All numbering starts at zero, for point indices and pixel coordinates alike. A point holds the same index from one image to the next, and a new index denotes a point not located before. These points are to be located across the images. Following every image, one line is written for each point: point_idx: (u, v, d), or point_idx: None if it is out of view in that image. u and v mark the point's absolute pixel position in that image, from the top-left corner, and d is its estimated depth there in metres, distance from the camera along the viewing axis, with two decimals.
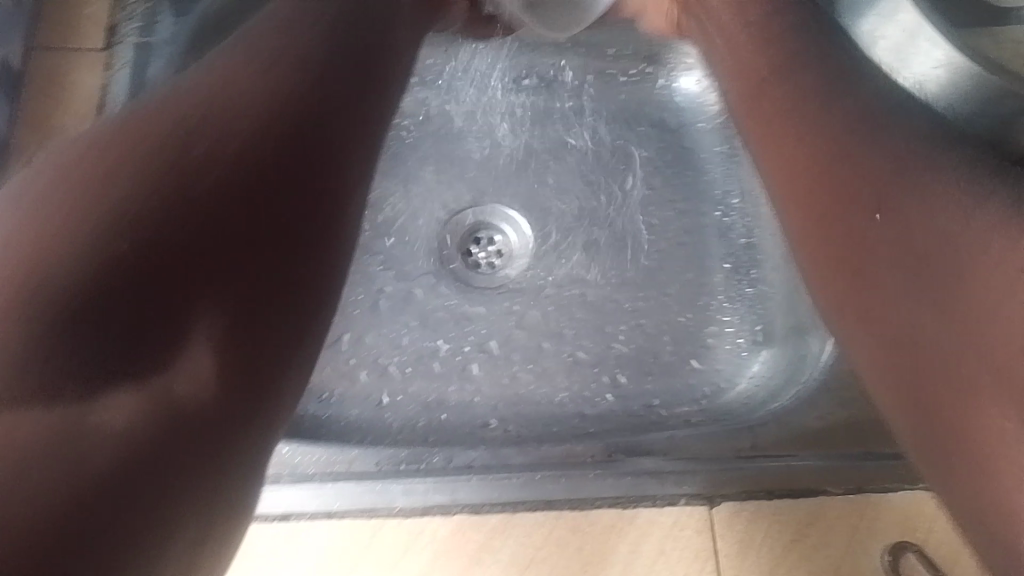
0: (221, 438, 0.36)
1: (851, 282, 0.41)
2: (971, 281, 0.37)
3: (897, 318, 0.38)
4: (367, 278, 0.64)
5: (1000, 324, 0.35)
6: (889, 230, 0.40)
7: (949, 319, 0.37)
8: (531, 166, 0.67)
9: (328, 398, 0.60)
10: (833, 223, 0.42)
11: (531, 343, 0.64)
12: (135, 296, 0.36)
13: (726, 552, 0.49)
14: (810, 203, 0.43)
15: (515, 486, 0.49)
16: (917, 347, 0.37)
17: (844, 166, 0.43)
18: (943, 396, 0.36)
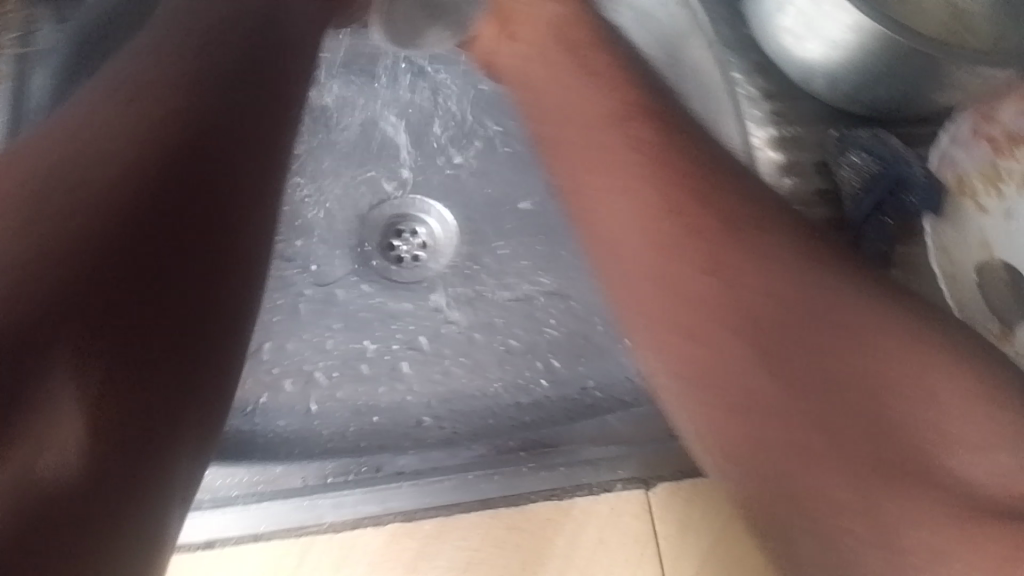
0: (107, 481, 0.37)
1: (682, 312, 0.43)
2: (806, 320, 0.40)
3: (721, 356, 0.41)
4: (284, 282, 0.62)
5: (835, 374, 0.39)
6: (722, 281, 0.42)
7: (787, 353, 0.40)
8: (446, 154, 0.66)
9: (253, 411, 0.58)
10: (666, 268, 0.44)
11: (461, 335, 0.62)
12: (50, 364, 0.37)
13: (666, 534, 0.52)
14: (648, 242, 0.45)
15: (448, 490, 0.51)
16: (729, 377, 0.40)
17: (679, 215, 0.44)
18: (766, 428, 0.39)
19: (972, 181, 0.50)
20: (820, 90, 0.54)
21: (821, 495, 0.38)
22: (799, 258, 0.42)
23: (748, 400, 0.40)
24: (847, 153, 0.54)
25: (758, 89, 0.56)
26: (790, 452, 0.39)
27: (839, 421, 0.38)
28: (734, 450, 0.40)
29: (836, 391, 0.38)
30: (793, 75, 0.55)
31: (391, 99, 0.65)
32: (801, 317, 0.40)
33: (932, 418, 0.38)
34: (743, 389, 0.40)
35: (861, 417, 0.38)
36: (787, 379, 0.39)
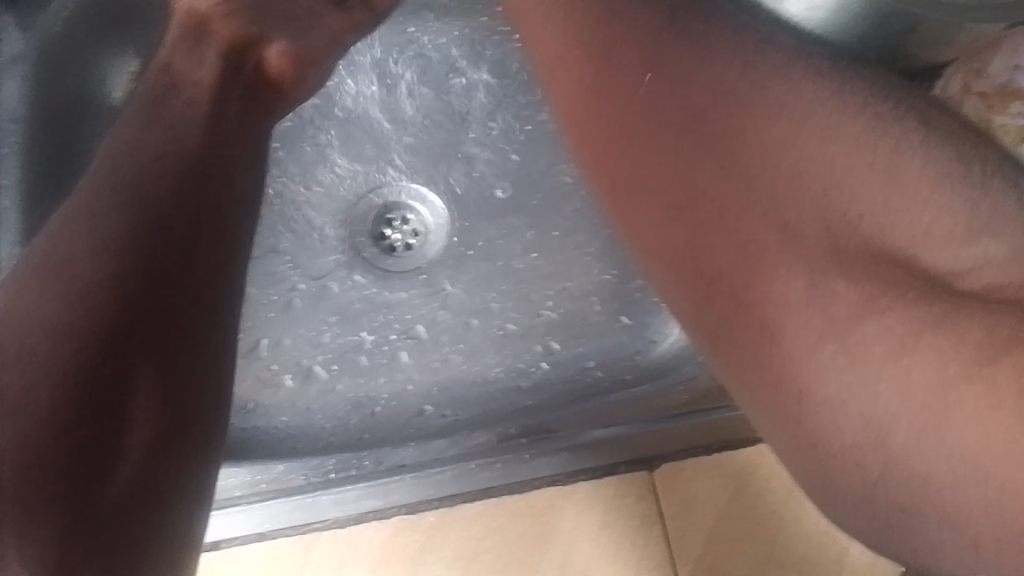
0: (180, 420, 0.36)
1: (621, 164, 0.38)
2: (747, 148, 0.36)
3: (671, 186, 0.37)
4: (276, 278, 0.62)
5: (773, 178, 0.35)
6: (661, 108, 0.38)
7: (722, 169, 0.36)
8: (435, 137, 0.65)
9: (253, 410, 0.58)
10: (614, 115, 0.39)
11: (457, 322, 0.62)
12: (149, 303, 0.36)
13: (669, 513, 0.53)
14: (582, 104, 0.40)
15: (449, 480, 0.51)
16: (661, 164, 0.37)
17: (608, 71, 0.40)
18: (709, 210, 0.35)
19: None
20: None
21: (870, 413, 0.29)
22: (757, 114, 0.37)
23: (731, 255, 0.34)
24: None
25: None
26: (834, 376, 0.29)
27: (783, 237, 0.33)
28: (693, 282, 0.35)
29: (760, 200, 0.35)
30: None
31: (375, 89, 0.65)
32: (742, 115, 0.37)
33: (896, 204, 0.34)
34: (744, 254, 0.33)
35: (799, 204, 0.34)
36: (723, 174, 0.36)
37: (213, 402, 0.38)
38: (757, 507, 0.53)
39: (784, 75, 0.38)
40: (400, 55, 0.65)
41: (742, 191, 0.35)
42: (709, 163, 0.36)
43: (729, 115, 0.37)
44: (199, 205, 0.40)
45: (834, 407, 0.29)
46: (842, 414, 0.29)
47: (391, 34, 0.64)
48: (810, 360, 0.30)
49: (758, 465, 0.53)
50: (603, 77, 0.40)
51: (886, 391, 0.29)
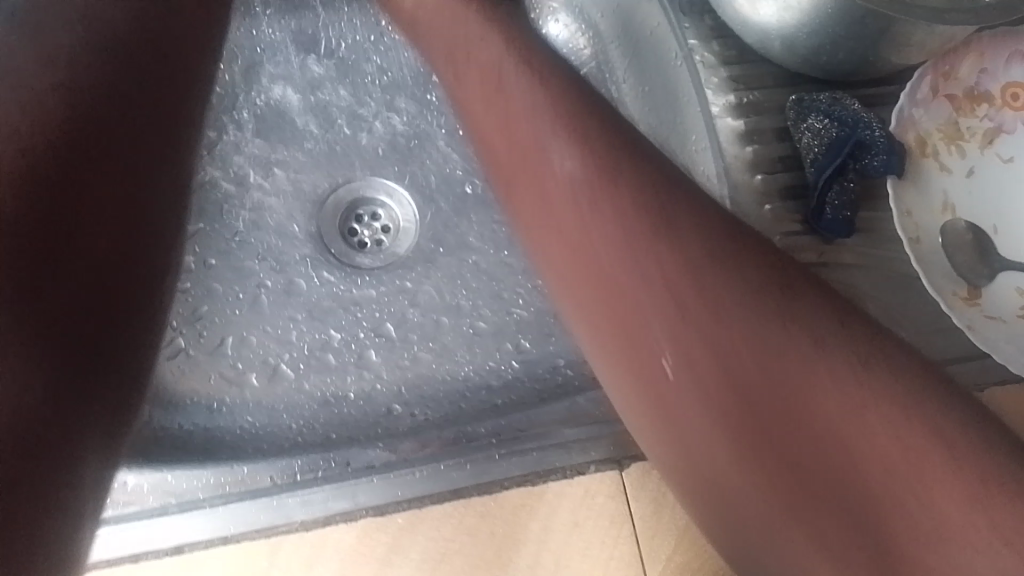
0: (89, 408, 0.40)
1: (647, 375, 0.37)
2: (793, 415, 0.34)
3: (693, 426, 0.36)
4: (244, 274, 0.61)
5: (814, 453, 0.33)
6: (679, 324, 0.36)
7: (750, 419, 0.35)
8: (405, 131, 0.65)
9: (218, 408, 0.57)
10: (625, 312, 0.37)
11: (427, 320, 0.61)
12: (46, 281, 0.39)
13: (641, 514, 0.52)
14: (586, 268, 0.39)
15: (419, 481, 0.51)
16: (648, 363, 0.37)
17: (631, 244, 0.37)
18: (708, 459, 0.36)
19: (932, 139, 0.53)
20: (780, 54, 0.54)
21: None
22: (798, 374, 0.34)
23: (729, 479, 0.35)
24: (806, 119, 0.53)
25: (718, 56, 0.57)
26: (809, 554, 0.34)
27: (807, 493, 0.34)
28: (683, 473, 0.37)
29: (787, 467, 0.34)
30: (749, 40, 0.55)
31: (336, 78, 0.64)
32: (740, 345, 0.35)
33: (911, 467, 0.32)
34: (725, 486, 0.36)
35: (829, 486, 0.33)
36: (742, 422, 0.35)
37: (125, 366, 0.43)
38: None
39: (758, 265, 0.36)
40: (355, 43, 0.64)
41: (758, 441, 0.34)
42: (734, 409, 0.35)
43: (735, 343, 0.35)
44: (112, 150, 0.42)
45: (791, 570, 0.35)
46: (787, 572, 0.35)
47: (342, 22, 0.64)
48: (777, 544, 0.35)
49: None
50: (576, 218, 0.39)
51: None
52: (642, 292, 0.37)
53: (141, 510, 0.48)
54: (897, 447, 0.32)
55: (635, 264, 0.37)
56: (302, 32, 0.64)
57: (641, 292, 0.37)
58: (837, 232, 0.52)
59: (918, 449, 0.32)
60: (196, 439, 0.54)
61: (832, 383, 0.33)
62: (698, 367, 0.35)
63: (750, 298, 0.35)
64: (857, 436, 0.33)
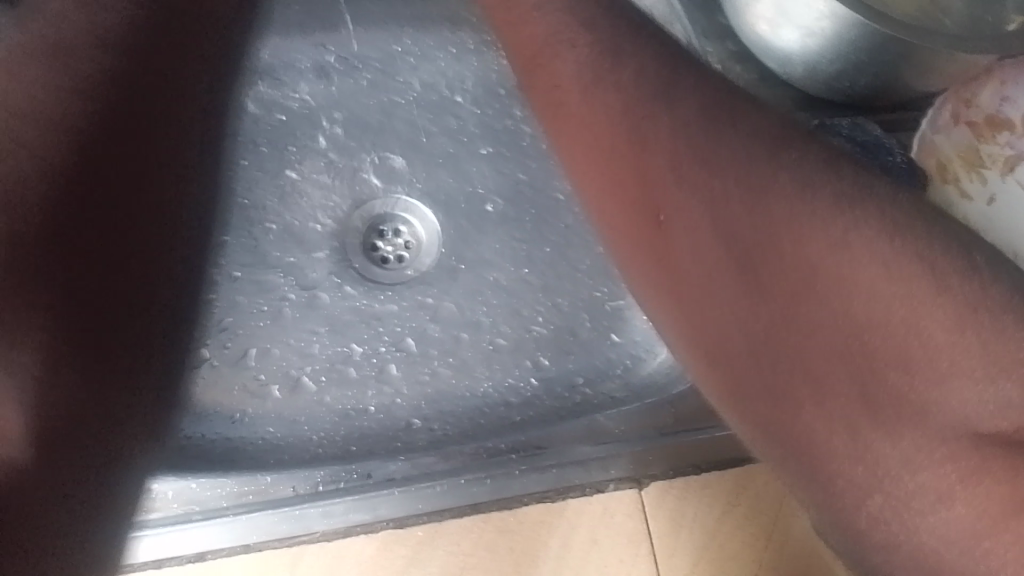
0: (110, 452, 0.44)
1: (648, 235, 0.36)
2: (814, 275, 0.31)
3: (701, 280, 0.34)
4: (266, 287, 0.61)
5: (833, 321, 0.30)
6: (703, 182, 0.34)
7: (767, 276, 0.32)
8: (430, 149, 0.66)
9: (239, 420, 0.57)
10: (647, 169, 0.36)
11: (447, 335, 0.62)
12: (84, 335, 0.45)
13: (658, 532, 0.53)
14: (608, 143, 0.37)
15: (439, 495, 0.50)
16: (633, 175, 0.36)
17: (643, 124, 0.36)
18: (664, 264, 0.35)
19: (952, 164, 0.53)
20: (803, 77, 0.55)
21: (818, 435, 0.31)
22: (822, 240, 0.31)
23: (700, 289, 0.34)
24: (829, 144, 0.54)
25: (741, 78, 0.58)
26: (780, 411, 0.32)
27: (831, 352, 0.30)
28: (655, 290, 0.36)
29: (793, 329, 0.31)
30: (772, 65, 0.56)
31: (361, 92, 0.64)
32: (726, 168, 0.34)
33: (925, 313, 0.29)
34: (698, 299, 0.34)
35: (836, 339, 0.30)
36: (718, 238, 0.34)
37: (123, 435, 0.45)
38: (740, 527, 0.54)
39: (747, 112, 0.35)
40: (390, 55, 0.63)
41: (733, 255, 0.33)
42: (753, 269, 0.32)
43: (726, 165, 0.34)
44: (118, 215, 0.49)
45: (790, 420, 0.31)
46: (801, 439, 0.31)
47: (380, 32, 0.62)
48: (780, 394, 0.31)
49: (744, 484, 0.54)
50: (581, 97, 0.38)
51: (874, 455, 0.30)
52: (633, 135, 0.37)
53: (165, 517, 0.47)
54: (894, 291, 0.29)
55: (632, 106, 0.37)
56: None
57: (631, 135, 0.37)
58: None
59: (947, 327, 0.29)
60: (217, 450, 0.54)
61: (849, 242, 0.30)
62: (689, 180, 0.34)
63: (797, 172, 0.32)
64: (870, 303, 0.30)
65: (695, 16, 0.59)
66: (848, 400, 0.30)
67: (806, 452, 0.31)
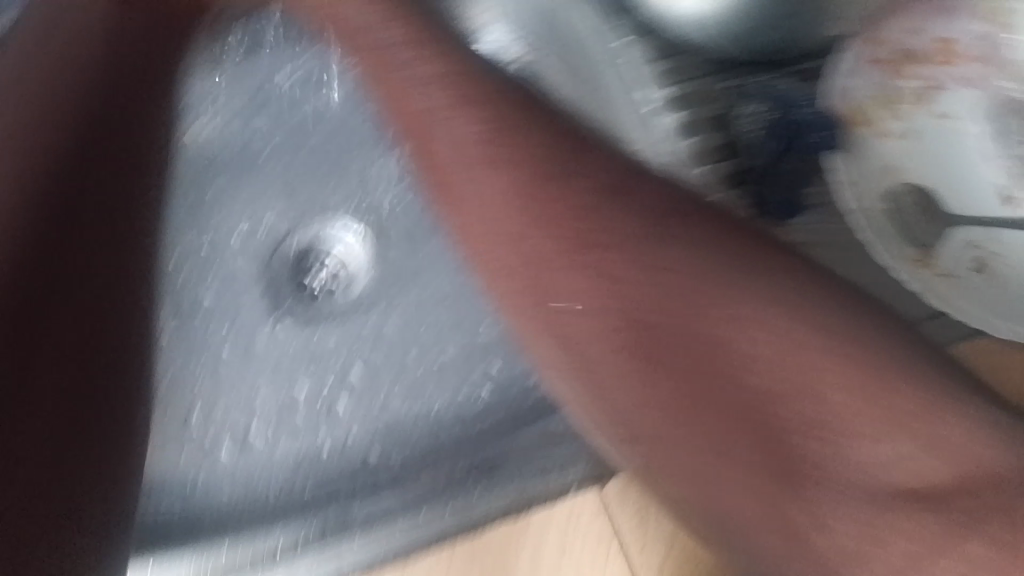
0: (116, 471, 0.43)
1: (534, 311, 0.43)
2: (711, 337, 0.41)
3: (594, 351, 0.42)
4: (199, 345, 0.60)
5: (723, 385, 0.40)
6: (562, 245, 0.42)
7: (684, 364, 0.41)
8: (340, 176, 0.64)
9: (193, 486, 0.56)
10: (524, 212, 0.43)
11: (392, 361, 0.60)
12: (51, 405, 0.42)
13: (625, 527, 0.52)
14: (504, 214, 0.43)
15: (400, 534, 0.49)
16: (489, 231, 0.44)
17: (509, 204, 0.43)
18: (544, 293, 0.42)
19: (869, 108, 0.52)
20: (702, 43, 0.54)
21: (690, 475, 0.40)
22: (737, 287, 0.41)
23: (563, 313, 0.42)
24: (749, 104, 0.56)
25: (641, 55, 0.56)
26: (634, 406, 0.41)
27: (786, 471, 0.39)
28: (520, 314, 0.43)
29: (769, 408, 0.40)
30: (673, 31, 0.54)
31: (258, 127, 0.63)
32: (662, 288, 0.41)
33: (753, 353, 0.40)
34: (550, 297, 0.42)
35: (741, 397, 0.40)
36: (632, 339, 0.41)
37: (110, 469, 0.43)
38: None
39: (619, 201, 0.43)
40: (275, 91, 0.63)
41: (637, 336, 0.41)
42: (672, 371, 0.41)
43: (642, 266, 0.42)
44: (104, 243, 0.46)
45: (651, 439, 0.41)
46: (635, 438, 0.42)
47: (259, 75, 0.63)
48: (695, 485, 0.41)
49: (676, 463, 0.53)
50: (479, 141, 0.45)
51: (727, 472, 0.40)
52: (514, 195, 0.43)
53: None
54: (772, 366, 0.40)
55: (501, 169, 0.44)
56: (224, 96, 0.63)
57: (514, 196, 0.43)
58: (780, 217, 0.55)
59: (815, 376, 0.40)
60: (180, 522, 0.54)
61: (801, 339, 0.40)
62: (565, 228, 0.43)
63: (659, 249, 0.42)
64: (799, 390, 0.40)
65: None
66: (770, 488, 0.39)
67: (718, 516, 0.41)
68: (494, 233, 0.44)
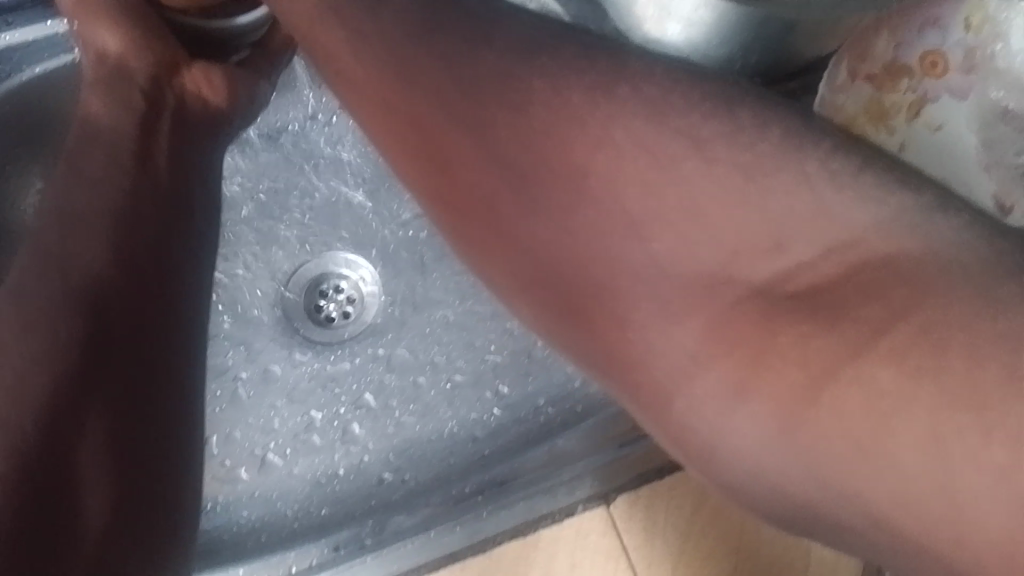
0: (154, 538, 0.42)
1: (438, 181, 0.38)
2: (591, 185, 0.36)
3: (481, 200, 0.37)
4: (217, 371, 0.62)
5: (601, 280, 0.35)
6: (451, 112, 0.38)
7: (543, 204, 0.36)
8: (350, 207, 0.66)
9: (211, 508, 0.57)
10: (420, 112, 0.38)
11: (405, 383, 0.62)
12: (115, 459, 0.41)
13: (633, 545, 0.53)
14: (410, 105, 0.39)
15: (413, 552, 0.50)
16: (392, 108, 0.39)
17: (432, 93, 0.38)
18: (439, 162, 0.38)
19: None
20: None
21: (650, 364, 0.34)
22: (597, 146, 0.36)
23: (438, 146, 0.38)
24: None
25: None
26: (510, 248, 0.37)
27: (752, 366, 0.32)
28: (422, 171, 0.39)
29: (723, 278, 0.34)
30: None
31: (273, 164, 0.66)
32: (532, 123, 0.36)
33: (670, 193, 0.35)
34: (443, 153, 0.38)
35: (598, 239, 0.35)
36: (488, 152, 0.37)
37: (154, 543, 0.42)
38: (714, 526, 0.55)
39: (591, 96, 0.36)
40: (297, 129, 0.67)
41: (520, 186, 0.37)
42: (525, 227, 0.36)
43: (514, 116, 0.37)
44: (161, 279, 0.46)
45: (576, 315, 0.35)
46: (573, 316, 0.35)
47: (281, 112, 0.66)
48: (660, 374, 0.34)
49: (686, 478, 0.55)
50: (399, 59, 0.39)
51: (710, 406, 0.32)
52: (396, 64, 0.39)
53: None
54: (645, 166, 0.35)
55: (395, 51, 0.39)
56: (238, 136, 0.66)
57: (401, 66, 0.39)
58: None
59: (732, 223, 0.34)
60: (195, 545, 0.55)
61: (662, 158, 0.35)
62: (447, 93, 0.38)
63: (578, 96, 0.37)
64: (701, 228, 0.34)
65: None
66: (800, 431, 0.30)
67: (665, 398, 0.34)
68: (406, 121, 0.39)
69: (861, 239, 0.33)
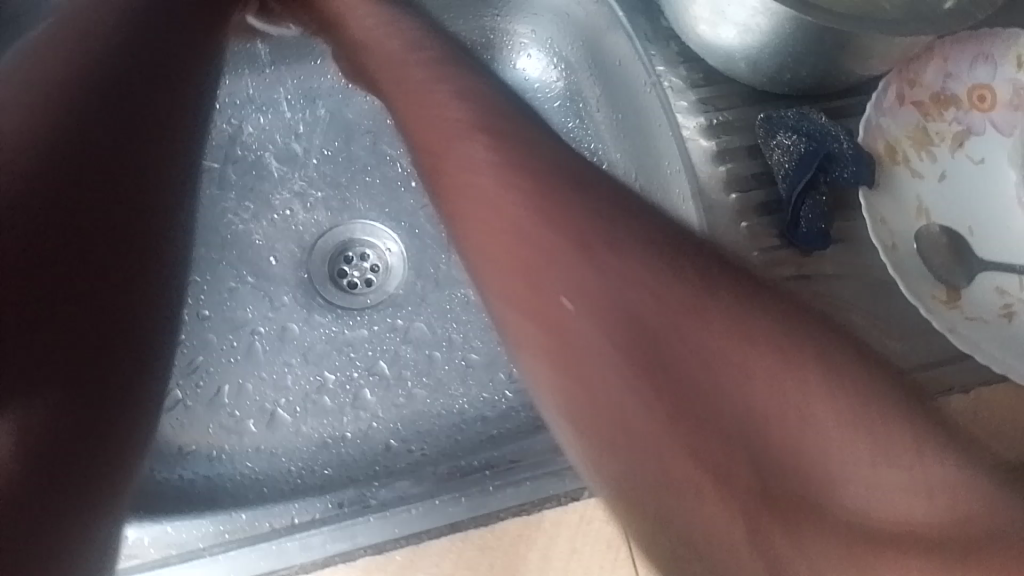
0: (88, 470, 0.43)
1: (535, 322, 0.38)
2: (703, 377, 0.34)
3: (583, 351, 0.36)
4: (236, 324, 0.62)
5: (681, 467, 0.33)
6: (568, 262, 0.39)
7: (661, 387, 0.34)
8: (384, 178, 0.66)
9: (216, 457, 0.57)
10: (527, 250, 0.40)
11: (419, 356, 0.62)
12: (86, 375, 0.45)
13: None
14: (524, 233, 0.41)
15: (418, 517, 0.49)
16: (510, 232, 0.41)
17: (530, 230, 0.41)
18: (541, 305, 0.38)
19: (902, 145, 0.55)
20: (747, 73, 0.55)
21: (703, 522, 0.32)
22: (733, 337, 0.34)
23: (544, 297, 0.38)
24: (775, 136, 0.55)
25: (685, 80, 0.58)
26: (610, 412, 0.35)
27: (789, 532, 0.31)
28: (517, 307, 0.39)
29: (807, 505, 0.31)
30: (714, 62, 0.57)
31: (312, 127, 0.67)
32: (663, 310, 0.36)
33: (774, 399, 0.33)
34: (545, 297, 0.38)
35: (702, 429, 0.33)
36: (605, 310, 0.37)
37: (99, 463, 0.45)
38: None
39: (675, 261, 0.37)
40: (329, 89, 0.67)
41: (641, 360, 0.35)
42: (612, 394, 0.35)
43: (643, 288, 0.37)
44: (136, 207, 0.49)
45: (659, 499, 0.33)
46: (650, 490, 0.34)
47: (325, 79, 0.67)
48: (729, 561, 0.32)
49: None
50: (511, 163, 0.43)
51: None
52: (510, 188, 0.42)
53: (143, 563, 0.46)
54: (751, 368, 0.34)
55: (507, 165, 0.43)
56: (281, 95, 0.66)
57: (517, 194, 0.42)
58: (815, 243, 0.53)
59: (829, 429, 0.32)
60: (196, 488, 0.54)
61: (792, 356, 0.33)
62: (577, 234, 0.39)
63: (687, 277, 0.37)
64: (800, 428, 0.32)
65: (634, 21, 0.60)
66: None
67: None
68: (509, 241, 0.41)
69: (924, 487, 0.30)
